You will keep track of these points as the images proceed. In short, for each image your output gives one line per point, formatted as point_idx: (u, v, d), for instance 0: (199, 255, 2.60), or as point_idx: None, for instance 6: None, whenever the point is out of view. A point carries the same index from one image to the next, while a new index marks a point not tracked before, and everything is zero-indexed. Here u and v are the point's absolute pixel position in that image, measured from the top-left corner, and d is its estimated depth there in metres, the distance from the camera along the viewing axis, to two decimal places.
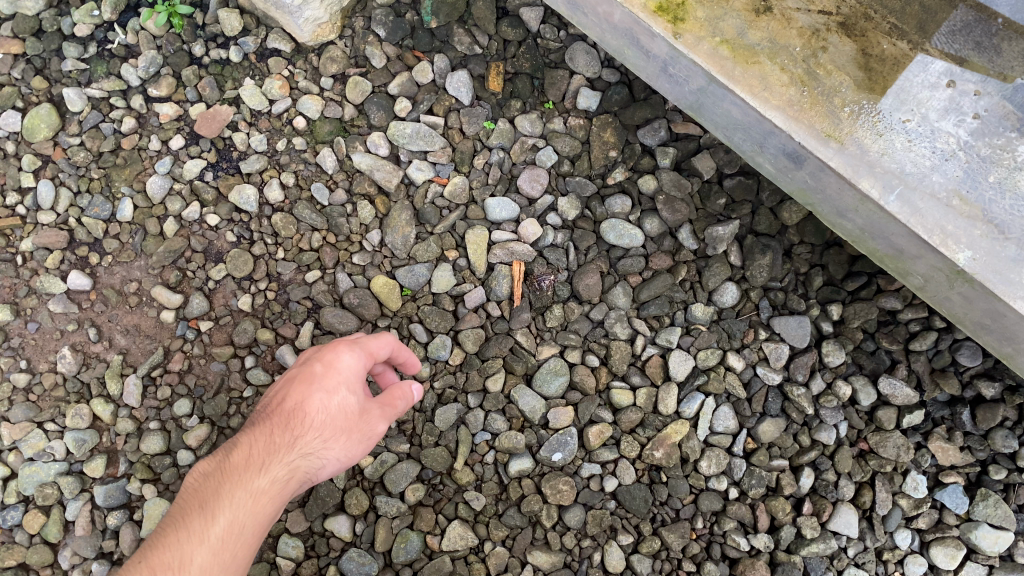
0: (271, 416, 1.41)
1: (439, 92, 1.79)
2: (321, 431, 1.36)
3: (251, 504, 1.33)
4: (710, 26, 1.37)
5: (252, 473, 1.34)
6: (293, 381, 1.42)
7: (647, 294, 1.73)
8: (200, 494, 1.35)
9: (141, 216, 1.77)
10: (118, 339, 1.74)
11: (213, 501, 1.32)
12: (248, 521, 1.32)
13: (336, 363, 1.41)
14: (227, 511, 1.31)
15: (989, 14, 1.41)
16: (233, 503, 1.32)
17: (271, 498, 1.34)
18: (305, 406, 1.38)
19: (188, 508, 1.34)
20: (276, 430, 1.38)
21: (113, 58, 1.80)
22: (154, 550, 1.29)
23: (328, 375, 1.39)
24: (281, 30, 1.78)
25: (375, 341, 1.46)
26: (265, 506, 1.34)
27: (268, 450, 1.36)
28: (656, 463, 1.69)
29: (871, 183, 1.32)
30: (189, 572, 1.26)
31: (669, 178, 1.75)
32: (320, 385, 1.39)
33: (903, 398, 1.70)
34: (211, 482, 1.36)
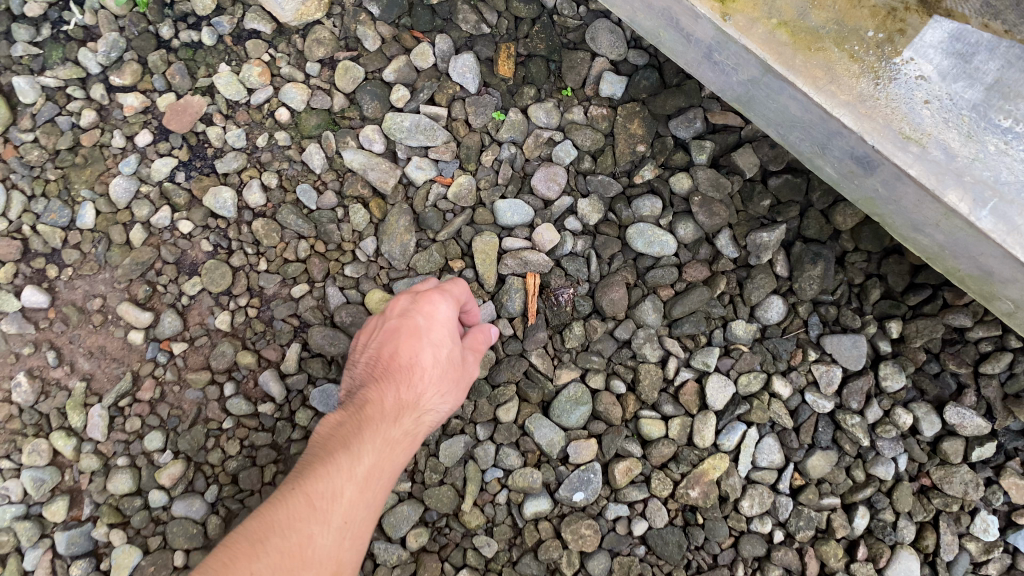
0: (377, 372, 1.31)
1: (442, 78, 1.57)
2: (437, 382, 1.29)
3: (389, 452, 1.25)
4: (766, 5, 1.14)
5: (386, 423, 1.26)
6: (392, 336, 1.32)
7: (680, 310, 1.52)
8: (328, 444, 1.27)
9: (105, 223, 1.56)
10: (81, 364, 1.54)
11: (348, 443, 1.25)
12: (386, 464, 1.26)
13: (438, 309, 1.32)
14: (367, 457, 1.24)
15: None
16: (373, 447, 1.24)
17: (406, 446, 1.27)
18: (416, 357, 1.29)
19: (318, 456, 1.26)
20: (389, 385, 1.29)
21: (69, 41, 1.57)
22: (302, 483, 1.22)
23: (433, 326, 1.31)
24: (259, 9, 1.56)
25: (456, 284, 1.37)
26: (401, 454, 1.27)
27: (392, 401, 1.28)
28: (691, 504, 1.50)
29: (959, 195, 1.09)
30: (341, 507, 1.21)
31: (706, 176, 1.53)
32: (427, 336, 1.30)
33: (973, 428, 1.49)
34: (341, 430, 1.28)
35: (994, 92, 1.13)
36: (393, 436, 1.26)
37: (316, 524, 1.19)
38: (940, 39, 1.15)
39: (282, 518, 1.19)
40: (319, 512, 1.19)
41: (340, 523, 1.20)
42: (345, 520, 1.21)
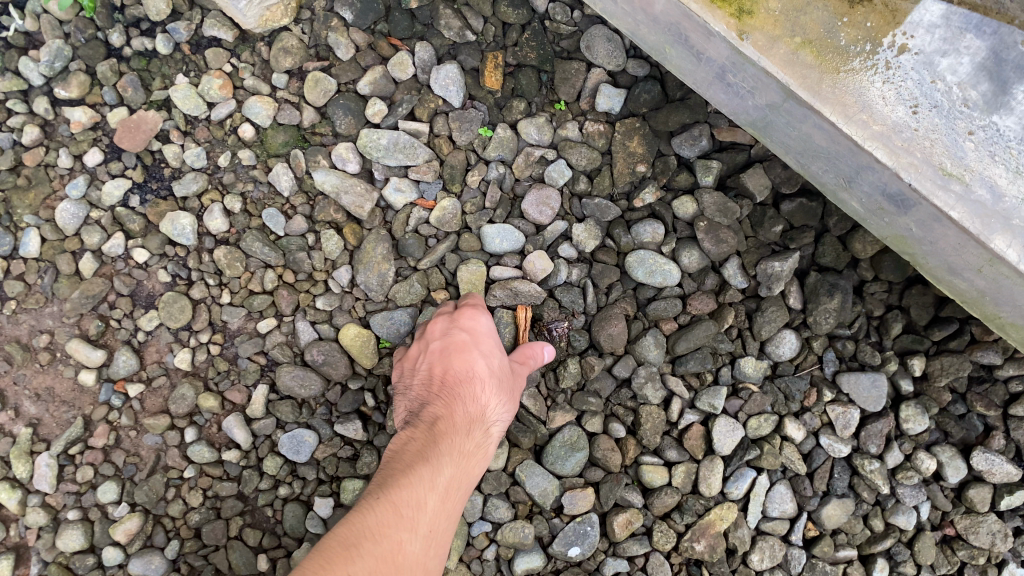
0: (434, 390, 1.31)
1: (422, 90, 1.42)
2: (498, 392, 1.30)
3: (465, 462, 1.24)
4: (788, 22, 1.00)
5: (460, 435, 1.25)
6: (442, 354, 1.32)
7: (685, 346, 1.38)
8: (399, 458, 1.24)
9: (51, 251, 1.41)
10: (27, 407, 1.40)
11: (426, 452, 1.22)
12: (464, 473, 1.24)
13: (485, 321, 1.34)
14: (448, 464, 1.22)
15: None
16: (451, 457, 1.22)
17: (479, 455, 1.27)
18: (473, 368, 1.31)
19: (391, 468, 1.23)
20: (453, 399, 1.29)
21: (8, 48, 1.41)
22: (382, 493, 1.18)
23: (485, 338, 1.33)
24: (219, 14, 1.40)
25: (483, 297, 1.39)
26: (477, 465, 1.26)
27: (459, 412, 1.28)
28: (697, 557, 1.38)
29: (1007, 240, 0.98)
30: (426, 515, 1.18)
31: (713, 200, 1.39)
32: (480, 348, 1.32)
33: (1002, 475, 1.37)
34: (411, 444, 1.25)
35: (994, 82, 0.99)
36: (466, 446, 1.25)
37: (406, 530, 1.15)
38: (933, 19, 0.99)
39: (368, 526, 1.13)
40: (408, 519, 1.15)
41: (426, 531, 1.17)
42: (430, 529, 1.17)
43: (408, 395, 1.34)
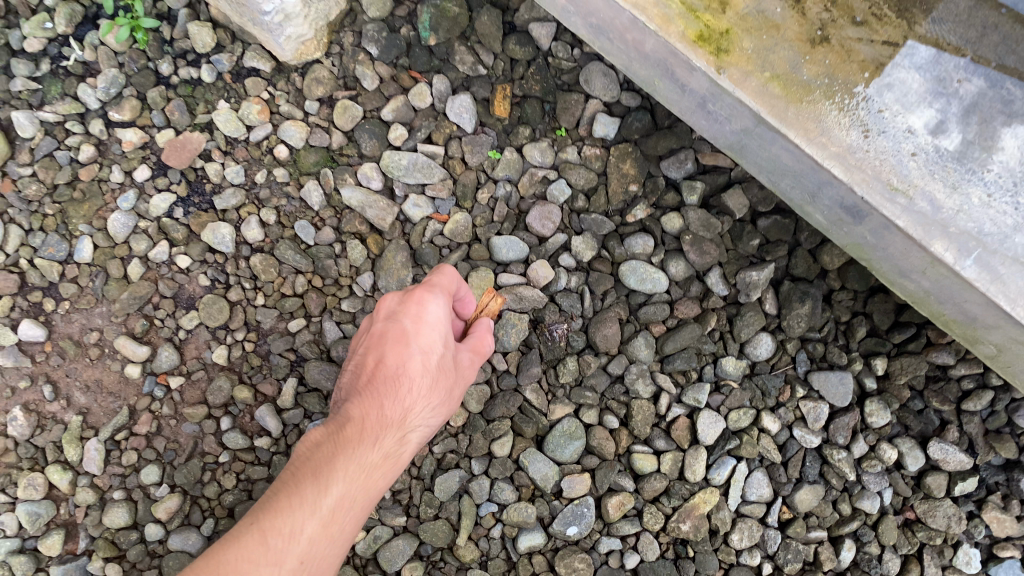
0: (364, 385, 1.30)
1: (439, 117, 1.59)
2: (423, 394, 1.29)
3: (362, 481, 1.23)
4: (759, 59, 1.18)
5: (365, 447, 1.24)
6: (380, 340, 1.32)
7: (672, 346, 1.55)
8: (306, 455, 1.26)
9: (103, 257, 1.57)
10: (77, 398, 1.55)
11: (325, 458, 1.23)
12: (362, 483, 1.24)
13: (433, 310, 1.32)
14: (346, 471, 1.22)
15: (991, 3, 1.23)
16: (344, 477, 1.21)
17: (387, 460, 1.27)
18: (405, 365, 1.29)
19: (293, 466, 1.25)
20: (375, 402, 1.28)
21: (69, 76, 1.60)
22: (261, 515, 1.17)
23: (424, 332, 1.31)
24: (259, 47, 1.58)
25: (443, 277, 1.37)
26: (378, 480, 1.25)
27: (377, 413, 1.27)
28: (682, 537, 1.53)
29: (945, 245, 1.13)
30: (299, 544, 1.16)
31: (697, 216, 1.56)
32: (417, 342, 1.30)
33: (956, 463, 1.53)
34: (320, 449, 1.25)
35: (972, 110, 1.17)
36: (372, 453, 1.25)
37: (270, 562, 1.13)
38: (920, 60, 1.20)
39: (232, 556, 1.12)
40: (275, 551, 1.14)
41: (296, 562, 1.15)
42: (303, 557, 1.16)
43: (344, 383, 1.34)
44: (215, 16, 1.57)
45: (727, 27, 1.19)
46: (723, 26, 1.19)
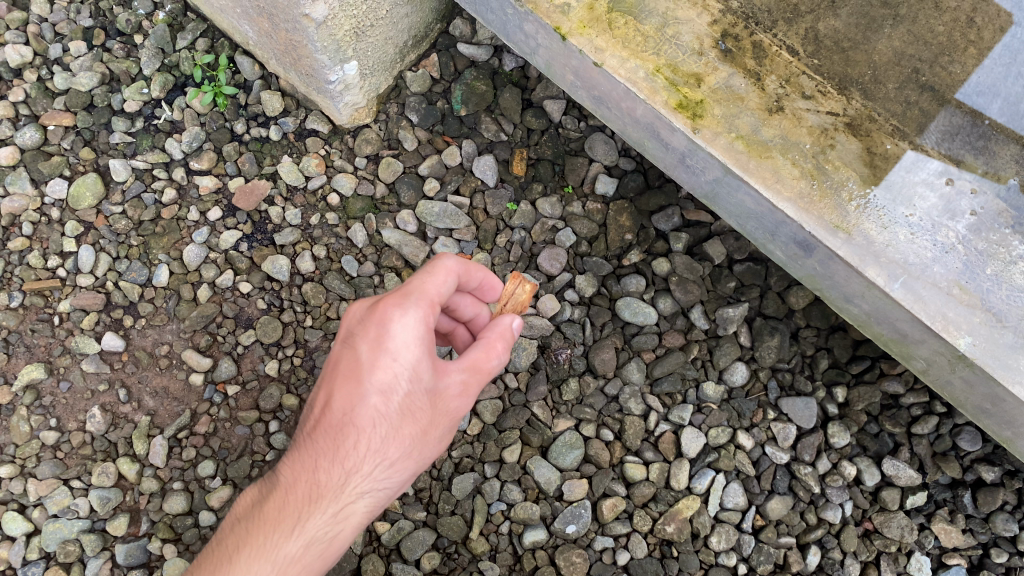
0: (316, 433, 1.30)
1: (466, 174, 1.90)
2: (373, 453, 1.27)
3: (278, 573, 1.25)
4: (727, 122, 1.47)
5: (283, 539, 1.26)
6: (336, 375, 1.29)
7: (660, 370, 1.80)
8: (247, 524, 1.31)
9: (177, 281, 1.84)
10: (147, 401, 1.79)
11: (253, 544, 1.27)
12: (290, 569, 1.26)
13: (397, 340, 1.25)
14: (270, 561, 1.25)
15: (977, 116, 1.53)
16: (252, 573, 1.24)
17: (326, 534, 1.28)
18: (359, 413, 1.26)
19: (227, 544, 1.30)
20: (316, 468, 1.28)
21: (158, 132, 1.91)
22: None
23: (383, 367, 1.25)
24: (319, 113, 1.91)
25: (423, 291, 1.29)
26: (298, 571, 1.26)
27: (311, 486, 1.28)
28: (668, 538, 1.74)
29: (877, 271, 1.40)
30: None
31: (682, 261, 1.84)
32: (373, 383, 1.25)
33: (907, 479, 1.76)
34: (249, 530, 1.29)
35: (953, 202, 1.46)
36: (298, 536, 1.26)
37: None
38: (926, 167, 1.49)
39: None
40: None
41: None
42: None
43: (303, 423, 1.35)
44: (284, 87, 1.92)
45: (701, 98, 1.48)
46: (698, 97, 1.48)
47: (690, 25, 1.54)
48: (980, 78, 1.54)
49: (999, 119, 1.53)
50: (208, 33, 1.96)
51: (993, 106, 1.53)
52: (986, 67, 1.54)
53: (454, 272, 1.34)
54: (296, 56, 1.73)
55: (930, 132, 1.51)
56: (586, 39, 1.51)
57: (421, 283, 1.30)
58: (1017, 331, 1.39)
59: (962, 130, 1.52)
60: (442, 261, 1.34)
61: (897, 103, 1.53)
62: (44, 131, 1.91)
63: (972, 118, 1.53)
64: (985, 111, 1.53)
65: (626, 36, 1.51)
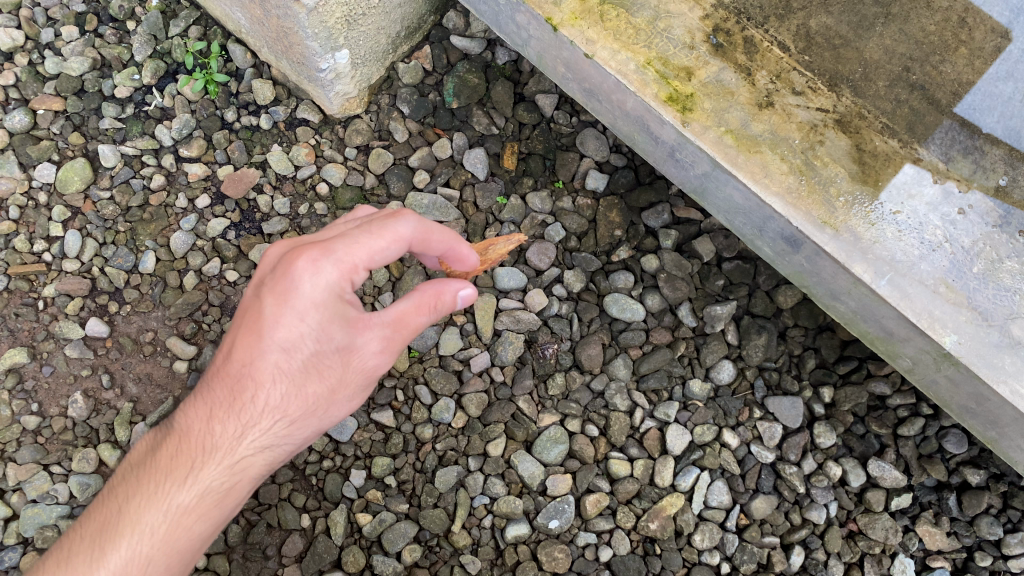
0: (219, 382, 1.31)
1: (457, 167, 1.90)
2: (272, 410, 1.29)
3: (179, 523, 1.29)
4: (716, 117, 1.47)
5: (183, 489, 1.29)
6: (242, 322, 1.29)
7: (647, 367, 1.80)
8: (141, 469, 1.34)
9: (163, 268, 1.83)
10: (130, 387, 1.77)
11: (148, 489, 1.29)
12: (180, 524, 1.29)
13: (313, 302, 1.25)
14: (167, 507, 1.28)
15: (972, 129, 1.52)
16: (153, 519, 1.28)
17: (221, 486, 1.31)
18: (257, 368, 1.27)
19: (119, 497, 1.31)
20: (218, 415, 1.30)
21: (149, 119, 1.91)
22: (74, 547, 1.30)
23: (288, 325, 1.25)
24: (311, 102, 1.92)
25: (349, 245, 1.28)
26: (198, 522, 1.30)
27: (205, 438, 1.31)
28: (651, 535, 1.74)
29: (864, 267, 1.40)
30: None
31: (671, 258, 1.83)
32: (276, 338, 1.25)
33: (892, 480, 1.75)
34: (144, 472, 1.32)
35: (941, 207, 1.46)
36: (185, 494, 1.29)
37: None
38: (918, 176, 1.48)
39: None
40: None
41: None
42: None
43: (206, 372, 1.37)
44: (276, 75, 1.92)
45: (692, 91, 1.48)
46: (688, 90, 1.48)
47: (682, 19, 1.54)
48: (980, 93, 1.53)
49: (995, 132, 1.53)
50: (201, 21, 1.96)
51: (989, 120, 1.53)
52: (980, 83, 1.54)
53: (402, 238, 1.32)
54: (287, 44, 1.73)
55: (919, 131, 1.51)
56: (577, 31, 1.51)
57: (342, 241, 1.28)
58: (1002, 331, 1.38)
59: (960, 145, 1.51)
60: (392, 226, 1.32)
61: (887, 101, 1.52)
62: (33, 115, 1.90)
63: (967, 129, 1.52)
64: (980, 125, 1.53)
65: (617, 28, 1.51)
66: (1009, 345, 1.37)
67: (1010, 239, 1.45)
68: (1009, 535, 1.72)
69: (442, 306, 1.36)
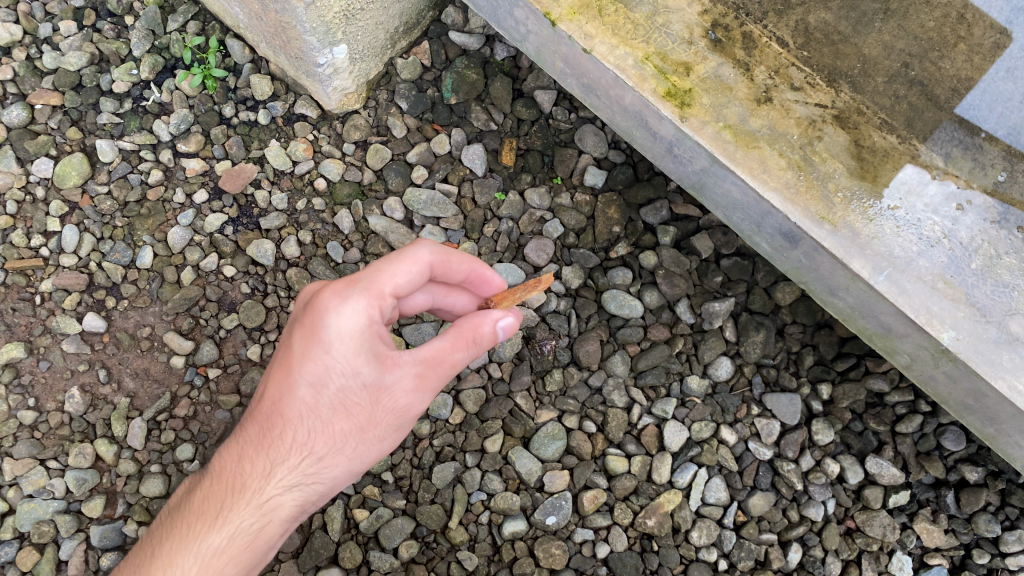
0: (252, 424, 1.32)
1: (455, 163, 1.90)
2: (299, 449, 1.28)
3: (213, 564, 1.29)
4: (715, 112, 1.46)
5: (216, 530, 1.30)
6: (275, 362, 1.30)
7: (644, 363, 1.79)
8: (185, 511, 1.37)
9: (160, 263, 1.83)
10: (127, 382, 1.77)
11: (187, 531, 1.32)
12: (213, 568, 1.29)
13: (339, 334, 1.22)
14: (200, 549, 1.29)
15: (970, 128, 1.52)
16: (190, 562, 1.29)
17: (255, 526, 1.31)
18: (286, 406, 1.26)
19: (163, 539, 1.34)
20: (251, 456, 1.31)
21: (147, 114, 1.91)
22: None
23: (313, 361, 1.23)
24: (309, 98, 1.91)
25: (375, 278, 1.25)
26: (233, 562, 1.30)
27: (239, 479, 1.31)
28: (648, 532, 1.73)
29: (862, 263, 1.39)
30: None
31: (670, 255, 1.83)
32: (302, 374, 1.24)
33: (890, 478, 1.75)
34: (185, 514, 1.35)
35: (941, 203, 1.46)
36: (221, 538, 1.30)
37: None
38: (916, 173, 1.48)
39: None
40: None
41: None
42: None
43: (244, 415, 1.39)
44: (274, 71, 1.92)
45: (690, 87, 1.48)
46: (686, 86, 1.48)
47: (680, 14, 1.54)
48: (980, 92, 1.53)
49: (995, 133, 1.52)
50: (200, 16, 1.96)
51: (989, 119, 1.52)
52: (982, 82, 1.53)
53: (423, 262, 1.30)
54: (285, 38, 1.72)
55: (918, 127, 1.51)
56: (576, 26, 1.51)
57: (365, 272, 1.26)
58: (1000, 326, 1.38)
59: (957, 144, 1.51)
60: (413, 248, 1.31)
61: (886, 96, 1.52)
62: (31, 110, 1.90)
63: (966, 129, 1.52)
64: (980, 123, 1.52)
65: (616, 23, 1.51)
66: (1007, 341, 1.37)
67: (1008, 235, 1.45)
68: (1007, 533, 1.72)
69: (484, 342, 1.31)
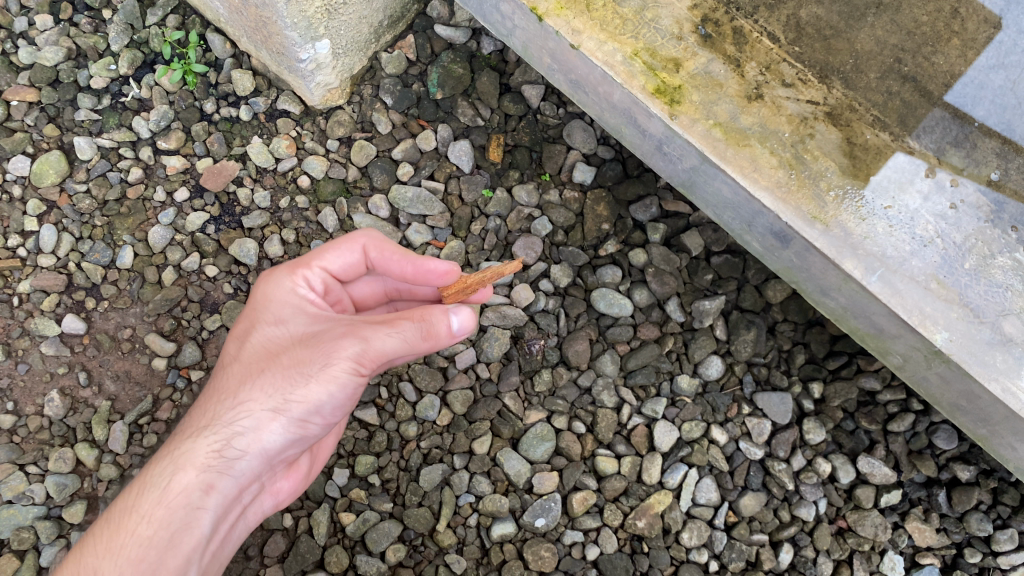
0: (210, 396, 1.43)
1: (441, 159, 1.86)
2: (225, 394, 1.32)
3: (129, 512, 1.27)
4: (705, 109, 1.44)
5: (143, 481, 1.29)
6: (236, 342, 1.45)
7: (634, 362, 1.77)
8: None
9: (141, 263, 1.79)
10: (107, 385, 1.74)
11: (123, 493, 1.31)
12: (131, 516, 1.27)
13: (268, 292, 1.38)
14: (126, 500, 1.28)
15: (963, 117, 1.49)
16: (115, 511, 1.29)
17: (178, 478, 1.28)
18: (226, 359, 1.37)
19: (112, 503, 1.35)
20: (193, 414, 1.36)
21: (125, 110, 1.87)
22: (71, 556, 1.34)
23: (252, 321, 1.37)
24: (291, 93, 1.88)
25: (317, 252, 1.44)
26: (146, 510, 1.27)
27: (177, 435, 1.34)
28: (639, 533, 1.72)
29: (854, 263, 1.37)
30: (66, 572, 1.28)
31: (659, 252, 1.80)
32: (244, 331, 1.37)
33: (882, 477, 1.74)
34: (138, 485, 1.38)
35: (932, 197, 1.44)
36: (144, 489, 1.28)
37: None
38: (909, 168, 1.45)
39: None
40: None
41: None
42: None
43: None
44: (256, 67, 1.88)
45: (680, 83, 1.45)
46: (676, 82, 1.45)
47: (670, 9, 1.50)
48: (970, 83, 1.50)
49: (987, 122, 1.50)
50: (179, 10, 1.92)
51: (979, 108, 1.50)
52: (970, 73, 1.50)
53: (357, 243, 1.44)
54: (266, 34, 1.69)
55: (910, 123, 1.48)
56: (563, 21, 1.47)
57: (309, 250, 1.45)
58: (994, 328, 1.36)
59: (950, 134, 1.49)
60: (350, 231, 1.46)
61: (877, 93, 1.50)
62: (7, 106, 1.85)
63: (958, 120, 1.49)
64: (971, 112, 1.50)
65: (604, 19, 1.48)
66: (1001, 343, 1.36)
67: (1002, 233, 1.43)
68: (999, 532, 1.71)
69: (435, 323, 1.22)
